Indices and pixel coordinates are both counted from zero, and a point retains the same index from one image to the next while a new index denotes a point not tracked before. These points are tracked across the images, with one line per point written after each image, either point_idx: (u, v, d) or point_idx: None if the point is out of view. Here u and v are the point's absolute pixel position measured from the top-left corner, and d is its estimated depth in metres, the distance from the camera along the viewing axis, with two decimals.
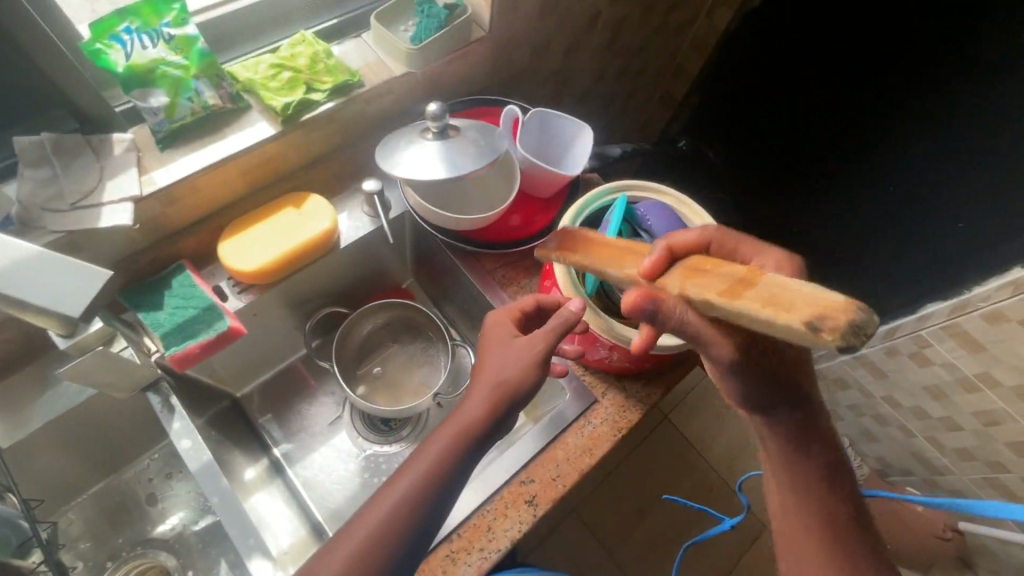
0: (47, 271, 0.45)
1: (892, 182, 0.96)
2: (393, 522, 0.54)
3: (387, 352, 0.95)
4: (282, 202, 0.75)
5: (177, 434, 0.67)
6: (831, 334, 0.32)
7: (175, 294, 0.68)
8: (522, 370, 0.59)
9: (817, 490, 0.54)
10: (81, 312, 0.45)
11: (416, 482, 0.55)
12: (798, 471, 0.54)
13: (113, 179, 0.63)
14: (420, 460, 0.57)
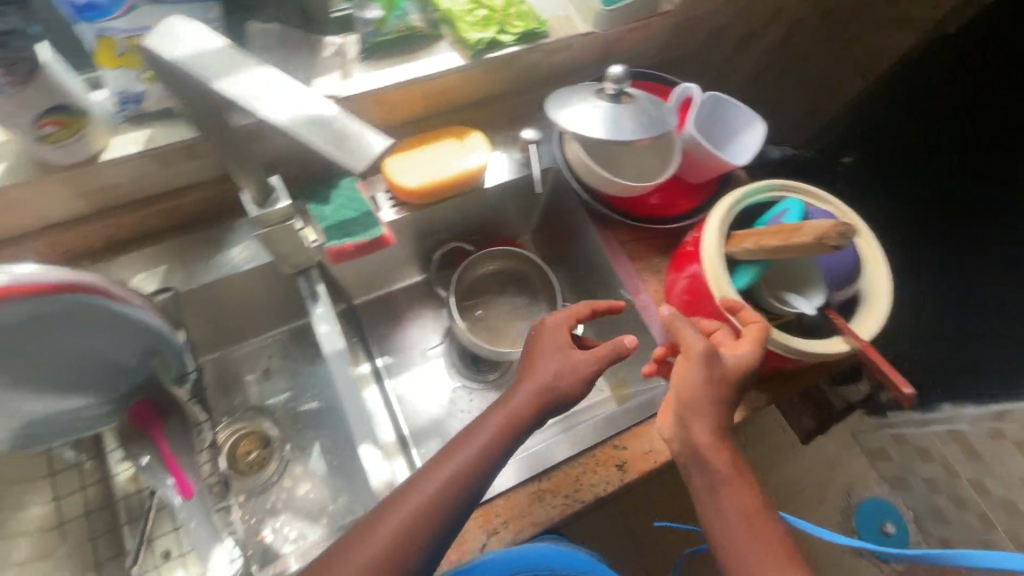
0: (335, 124, 0.44)
1: (995, 182, 0.92)
2: (435, 509, 0.53)
3: (493, 298, 0.99)
4: (446, 131, 0.80)
5: (319, 315, 0.73)
6: (832, 223, 0.51)
7: (340, 194, 0.74)
8: (562, 394, 0.61)
9: (733, 509, 0.53)
10: (360, 167, 0.42)
11: (465, 471, 0.56)
12: (704, 495, 0.55)
13: (319, 78, 0.68)
14: (462, 460, 0.56)
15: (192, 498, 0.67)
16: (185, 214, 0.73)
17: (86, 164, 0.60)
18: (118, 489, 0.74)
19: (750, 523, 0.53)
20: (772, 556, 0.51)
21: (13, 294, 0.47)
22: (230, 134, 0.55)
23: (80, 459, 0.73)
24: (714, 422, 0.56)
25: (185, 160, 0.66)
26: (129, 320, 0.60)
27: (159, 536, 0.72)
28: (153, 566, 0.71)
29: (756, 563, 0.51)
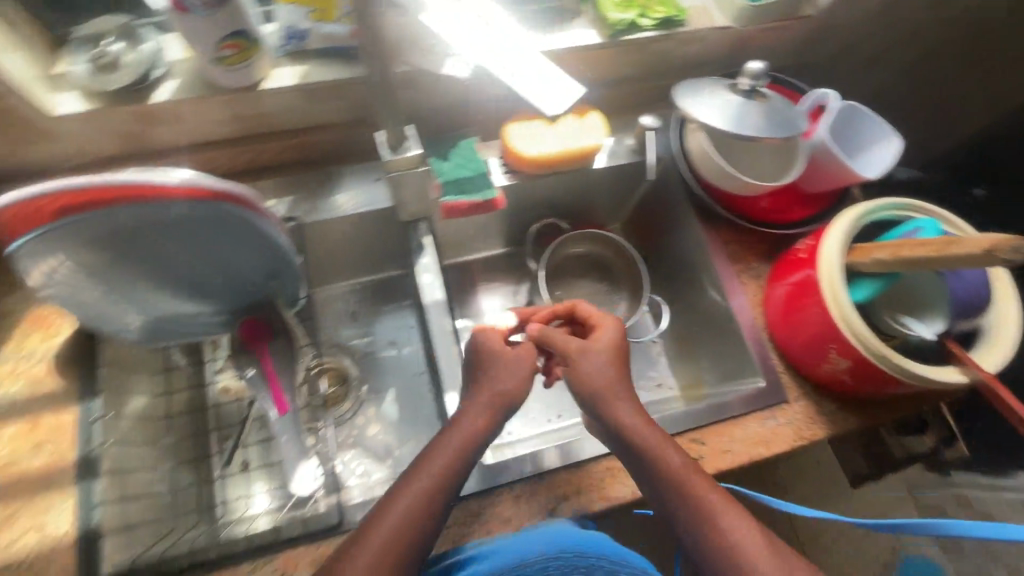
0: (542, 67, 0.51)
1: None
2: (412, 520, 0.52)
3: (576, 279, 1.00)
4: (567, 107, 0.81)
5: (426, 265, 0.77)
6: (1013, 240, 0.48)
7: (460, 152, 0.76)
8: (499, 401, 0.61)
9: (674, 480, 0.55)
10: (554, 111, 0.50)
11: (433, 481, 0.55)
12: (645, 477, 0.57)
13: None
14: (424, 471, 0.55)
15: (285, 414, 0.72)
16: (315, 151, 0.77)
17: (249, 90, 0.65)
18: (211, 398, 0.80)
19: (699, 491, 0.54)
20: (730, 517, 0.53)
21: (182, 195, 0.53)
22: (385, 81, 0.58)
23: (182, 363, 0.78)
24: (629, 410, 0.60)
25: (331, 98, 0.70)
26: (267, 242, 0.64)
27: (240, 447, 0.79)
28: (230, 473, 0.77)
29: (717, 527, 0.53)
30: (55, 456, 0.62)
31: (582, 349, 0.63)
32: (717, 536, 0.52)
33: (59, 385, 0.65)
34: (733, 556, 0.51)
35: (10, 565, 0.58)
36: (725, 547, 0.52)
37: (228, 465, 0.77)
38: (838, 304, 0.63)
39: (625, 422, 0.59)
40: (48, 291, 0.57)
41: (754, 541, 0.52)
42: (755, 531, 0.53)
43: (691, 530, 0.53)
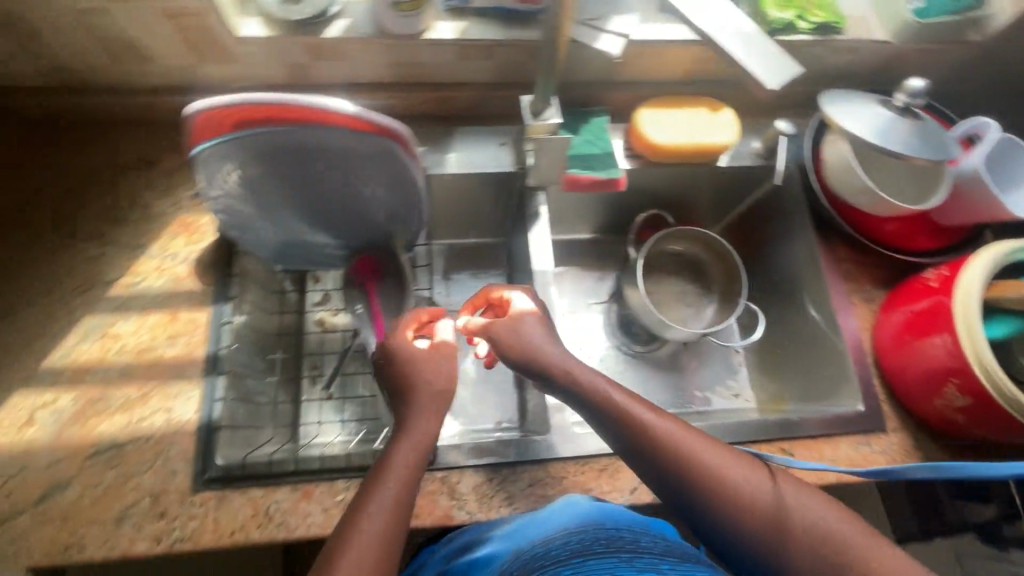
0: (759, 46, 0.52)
1: None
2: (401, 505, 0.52)
3: (668, 275, 0.99)
4: (701, 101, 0.80)
5: (535, 234, 0.78)
6: None
7: (590, 129, 0.77)
8: (443, 392, 0.61)
9: (654, 437, 0.56)
10: (777, 84, 0.50)
11: (404, 475, 0.54)
12: (627, 447, 0.57)
13: (614, 16, 0.70)
14: (389, 467, 0.54)
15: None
16: (448, 108, 0.80)
17: (412, 38, 0.68)
18: (307, 327, 0.84)
19: (685, 445, 0.56)
20: (717, 460, 0.55)
21: (343, 125, 0.57)
22: (553, 49, 0.60)
23: (289, 289, 0.83)
24: (601, 389, 0.59)
25: (480, 58, 0.72)
26: (409, 184, 0.67)
27: (327, 376, 0.81)
28: (317, 399, 0.80)
29: (708, 473, 0.54)
30: (187, 348, 0.67)
31: (520, 328, 0.64)
32: (709, 481, 0.54)
33: (197, 286, 0.70)
34: (730, 496, 0.54)
35: (139, 439, 0.63)
36: (718, 487, 0.54)
37: (316, 391, 0.80)
38: (971, 341, 0.62)
39: (601, 398, 0.59)
40: (214, 193, 0.63)
41: (745, 478, 0.55)
42: (738, 463, 0.55)
43: (681, 481, 0.55)
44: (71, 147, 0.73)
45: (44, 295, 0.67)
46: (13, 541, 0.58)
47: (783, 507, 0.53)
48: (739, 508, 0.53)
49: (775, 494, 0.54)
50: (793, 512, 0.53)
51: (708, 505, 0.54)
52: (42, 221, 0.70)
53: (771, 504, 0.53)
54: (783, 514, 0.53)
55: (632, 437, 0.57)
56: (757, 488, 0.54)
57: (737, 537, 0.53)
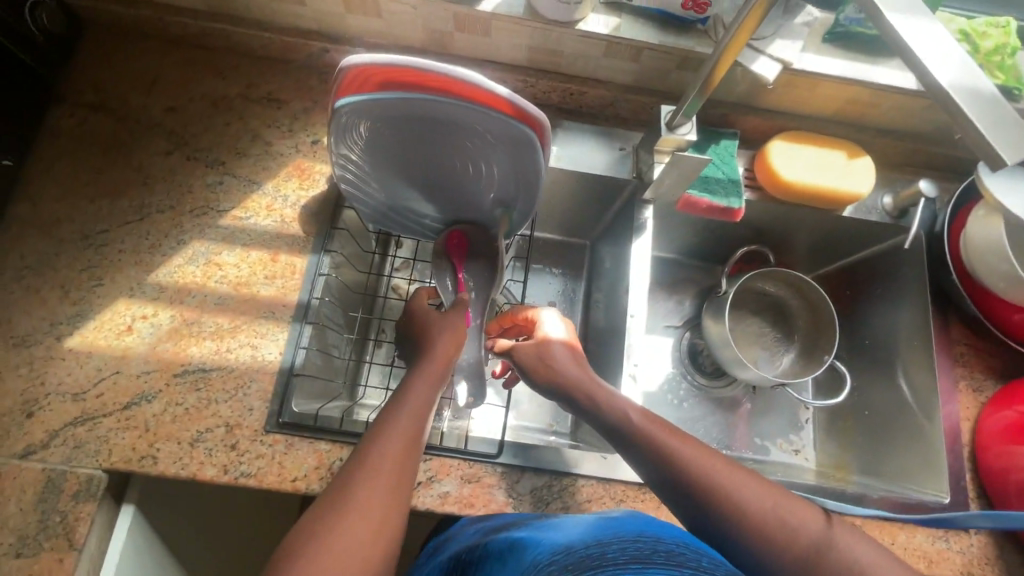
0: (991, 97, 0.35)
1: None
2: (402, 480, 0.48)
3: (748, 314, 0.94)
4: (841, 143, 0.75)
5: (636, 247, 0.75)
6: None
7: (718, 151, 0.74)
8: (437, 374, 0.57)
9: (674, 454, 0.50)
10: (1015, 159, 0.33)
11: (403, 446, 0.49)
12: (651, 472, 0.51)
13: (779, 40, 0.66)
14: (385, 436, 0.49)
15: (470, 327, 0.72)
16: (575, 102, 0.78)
17: (563, 26, 0.66)
18: (382, 289, 0.86)
19: (713, 465, 0.50)
20: (751, 486, 0.48)
21: (461, 93, 0.54)
22: (717, 67, 0.57)
23: (374, 250, 0.85)
24: (623, 404, 0.55)
25: (625, 57, 0.70)
26: (529, 163, 0.63)
27: (392, 342, 0.83)
28: (378, 362, 0.81)
29: (739, 498, 0.48)
30: (282, 291, 0.69)
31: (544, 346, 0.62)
32: (740, 508, 0.47)
33: (301, 231, 0.71)
34: (767, 526, 0.46)
35: (224, 368, 0.65)
36: (752, 515, 0.47)
37: (378, 355, 0.81)
38: None
39: (619, 412, 0.55)
40: (337, 146, 0.62)
41: (785, 508, 0.47)
42: (774, 492, 0.48)
43: (708, 505, 0.48)
44: (211, 74, 0.77)
45: (164, 210, 0.71)
46: (96, 439, 0.61)
47: (829, 544, 0.46)
48: (777, 541, 0.46)
49: (821, 528, 0.47)
50: (841, 553, 0.45)
51: (738, 532, 0.47)
52: (174, 139, 0.74)
53: (817, 541, 0.46)
54: (828, 552, 0.45)
55: (652, 452, 0.51)
56: (798, 520, 0.47)
57: (773, 573, 0.46)
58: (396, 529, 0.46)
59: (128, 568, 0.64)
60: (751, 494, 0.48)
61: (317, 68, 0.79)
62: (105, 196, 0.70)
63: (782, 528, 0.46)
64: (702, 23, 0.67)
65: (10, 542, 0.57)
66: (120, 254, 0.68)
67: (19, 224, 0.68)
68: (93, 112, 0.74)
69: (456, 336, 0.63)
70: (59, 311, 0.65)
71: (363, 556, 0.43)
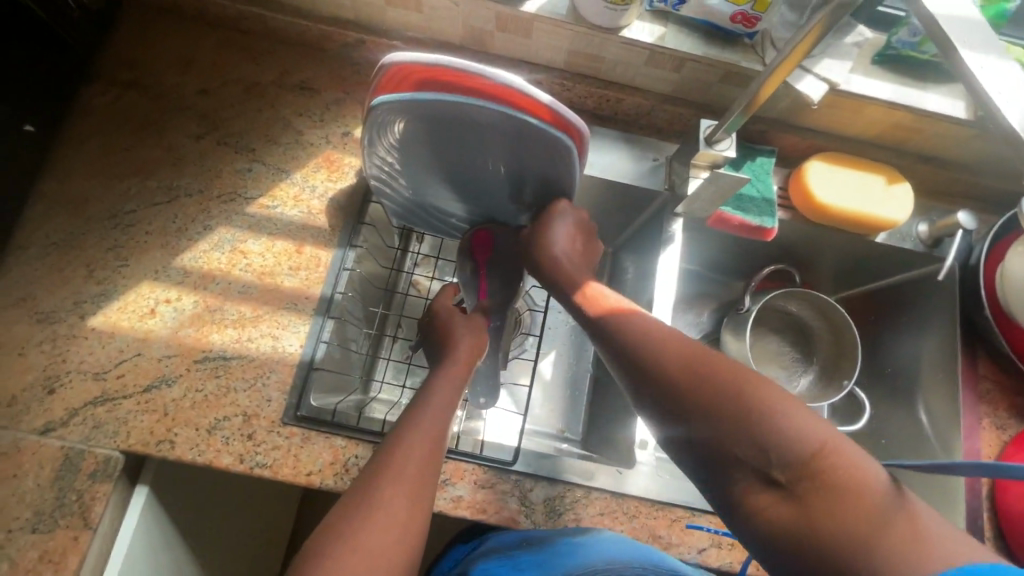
0: None
1: None
2: (424, 485, 0.48)
3: (769, 332, 0.92)
4: (879, 168, 0.74)
5: (663, 258, 0.74)
6: None
7: (753, 167, 0.72)
8: (456, 387, 0.57)
9: (678, 361, 0.48)
10: None
11: (428, 446, 0.50)
12: (654, 377, 0.48)
13: (827, 59, 0.64)
14: (409, 437, 0.50)
15: (491, 328, 0.72)
16: (610, 109, 0.77)
17: (608, 32, 0.65)
18: (401, 285, 0.85)
19: (704, 363, 0.46)
20: (747, 385, 0.44)
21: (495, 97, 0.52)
22: (767, 83, 0.57)
23: (395, 245, 0.84)
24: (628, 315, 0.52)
25: (667, 66, 0.68)
26: (563, 172, 0.61)
27: (407, 339, 0.83)
28: (394, 358, 0.80)
29: (725, 397, 0.44)
30: (306, 283, 0.68)
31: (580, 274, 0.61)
32: (739, 409, 0.43)
33: (328, 224, 0.71)
34: (754, 425, 0.42)
35: (245, 357, 0.65)
36: (752, 417, 0.43)
37: (394, 351, 0.81)
38: None
39: (626, 324, 0.52)
40: (370, 143, 0.60)
41: (782, 410, 0.43)
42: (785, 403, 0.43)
43: (693, 408, 0.45)
44: (245, 59, 0.76)
45: (191, 194, 0.70)
46: (116, 420, 0.61)
47: (826, 453, 0.41)
48: (765, 441, 0.42)
49: (819, 431, 0.41)
50: (839, 461, 0.40)
51: (736, 435, 0.43)
52: (205, 123, 0.73)
53: (811, 445, 0.41)
54: (823, 457, 0.40)
55: (643, 361, 0.49)
56: (794, 422, 0.42)
57: (754, 478, 0.42)
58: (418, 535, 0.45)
59: (139, 549, 0.64)
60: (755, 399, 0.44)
61: (351, 58, 0.78)
62: (134, 176, 0.70)
63: (783, 431, 0.42)
64: (750, 37, 0.66)
65: (26, 517, 0.58)
66: (147, 236, 0.68)
67: (48, 199, 0.68)
68: (126, 90, 0.74)
69: (478, 344, 0.63)
70: (83, 290, 0.65)
71: (393, 557, 0.43)
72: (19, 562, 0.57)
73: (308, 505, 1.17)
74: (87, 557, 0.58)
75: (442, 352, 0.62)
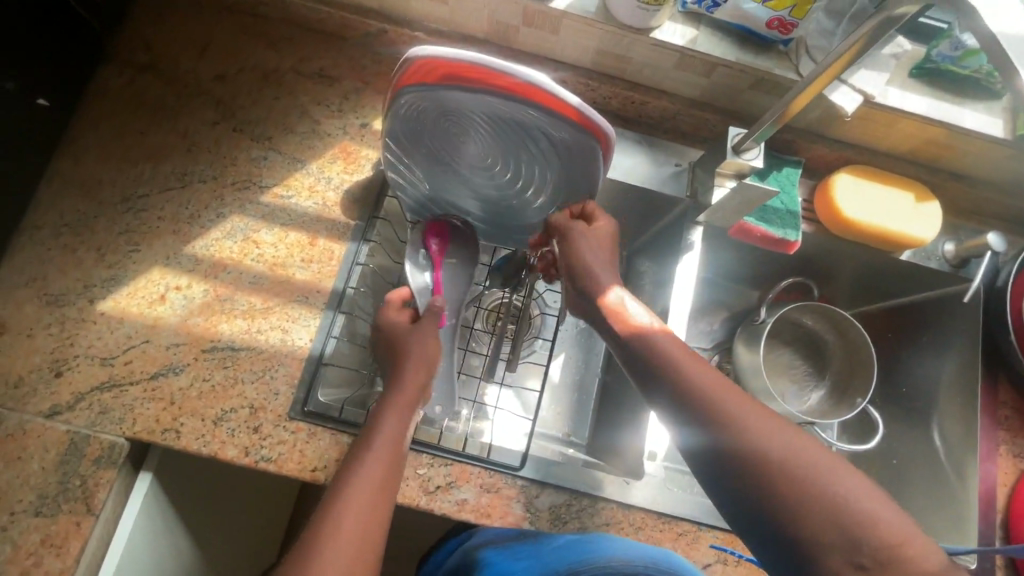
0: None
1: None
2: (376, 519, 0.47)
3: (783, 344, 0.91)
4: (908, 184, 0.72)
5: (682, 266, 0.72)
6: None
7: (778, 177, 0.71)
8: (404, 403, 0.57)
9: (752, 433, 0.44)
10: None
11: (372, 488, 0.48)
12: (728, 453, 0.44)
13: (863, 70, 0.62)
14: (354, 481, 0.48)
15: (444, 329, 0.70)
16: (634, 111, 0.75)
17: (638, 32, 0.63)
18: None
19: (782, 433, 0.44)
20: (827, 463, 0.43)
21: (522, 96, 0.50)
22: (801, 94, 0.55)
23: None
24: (684, 359, 0.49)
25: (697, 70, 0.67)
26: (585, 172, 0.59)
27: None
28: None
29: (803, 472, 0.42)
30: (317, 276, 0.67)
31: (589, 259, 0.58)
32: (823, 491, 0.41)
33: (342, 216, 0.70)
34: (841, 508, 0.40)
35: (253, 349, 0.64)
36: (837, 502, 0.41)
37: None
38: None
39: (679, 370, 0.49)
40: (391, 130, 0.59)
41: (863, 492, 0.41)
42: (858, 481, 0.42)
43: (771, 486, 0.42)
44: (263, 44, 0.75)
45: (205, 180, 0.69)
46: (122, 407, 0.60)
47: (902, 538, 0.40)
48: (852, 527, 0.40)
49: (900, 520, 0.40)
50: (922, 555, 0.39)
51: (821, 520, 0.41)
52: (221, 109, 0.72)
53: (894, 533, 0.40)
54: (907, 548, 0.39)
55: (714, 426, 0.45)
56: (877, 508, 0.41)
57: (839, 562, 0.40)
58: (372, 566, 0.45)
59: (139, 536, 0.64)
60: (835, 481, 0.42)
61: (372, 47, 0.76)
62: (148, 160, 0.69)
63: (865, 517, 0.40)
64: (784, 44, 0.64)
65: (30, 500, 0.57)
66: (159, 222, 0.67)
67: (62, 179, 0.67)
68: (143, 71, 0.72)
69: (427, 360, 0.61)
70: (93, 273, 0.64)
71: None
72: (21, 545, 0.56)
73: (305, 497, 1.16)
74: (89, 542, 0.58)
75: (390, 370, 0.60)
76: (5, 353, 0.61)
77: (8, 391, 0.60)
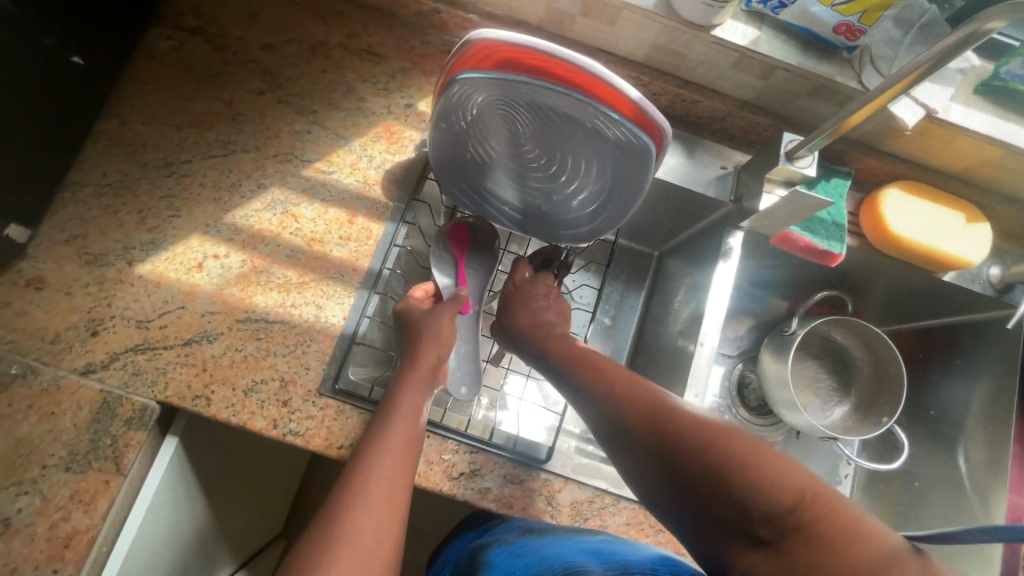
0: None
1: None
2: (399, 497, 0.46)
3: (809, 357, 0.89)
4: (959, 204, 0.71)
5: (719, 272, 0.71)
6: None
7: (827, 188, 0.69)
8: (424, 378, 0.57)
9: (650, 420, 0.46)
10: None
11: (394, 464, 0.48)
12: (632, 445, 0.46)
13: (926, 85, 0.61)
14: (379, 444, 0.49)
15: (466, 315, 0.71)
16: (683, 110, 0.73)
17: (699, 29, 0.62)
18: None
19: (671, 418, 0.45)
20: (718, 436, 0.42)
21: (570, 83, 0.48)
22: (864, 106, 0.54)
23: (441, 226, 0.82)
24: (606, 371, 0.53)
25: (755, 71, 0.65)
26: (631, 170, 0.56)
27: None
28: None
29: (694, 451, 0.42)
30: (354, 254, 0.67)
31: (527, 300, 0.69)
32: (710, 461, 0.41)
33: (382, 196, 0.69)
34: (728, 477, 0.40)
35: (287, 323, 0.64)
36: (724, 471, 0.40)
37: None
38: None
39: (593, 381, 0.53)
40: (439, 115, 0.57)
41: (756, 455, 0.40)
42: (750, 447, 0.41)
43: (671, 469, 0.43)
44: (313, 17, 0.74)
45: (249, 150, 0.69)
46: (155, 370, 0.61)
47: (802, 500, 0.37)
48: (745, 498, 0.39)
49: (797, 479, 0.38)
50: (828, 515, 0.36)
51: (714, 495, 0.40)
52: (268, 79, 0.72)
53: (791, 495, 0.38)
54: (809, 508, 0.37)
55: (621, 425, 0.48)
56: (771, 470, 0.39)
57: (739, 540, 0.39)
58: (399, 550, 0.44)
59: (161, 498, 0.65)
60: (721, 449, 0.41)
61: (421, 27, 0.75)
62: (191, 126, 0.69)
63: (752, 483, 0.39)
64: (849, 50, 0.63)
65: (60, 455, 0.58)
66: (200, 189, 0.67)
67: (106, 139, 0.67)
68: (192, 37, 0.72)
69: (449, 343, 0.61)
70: (133, 236, 0.64)
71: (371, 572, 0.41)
72: (51, 498, 0.57)
73: (311, 474, 1.17)
74: (116, 501, 0.58)
75: (411, 350, 0.60)
76: (44, 309, 0.61)
77: (44, 345, 0.60)
